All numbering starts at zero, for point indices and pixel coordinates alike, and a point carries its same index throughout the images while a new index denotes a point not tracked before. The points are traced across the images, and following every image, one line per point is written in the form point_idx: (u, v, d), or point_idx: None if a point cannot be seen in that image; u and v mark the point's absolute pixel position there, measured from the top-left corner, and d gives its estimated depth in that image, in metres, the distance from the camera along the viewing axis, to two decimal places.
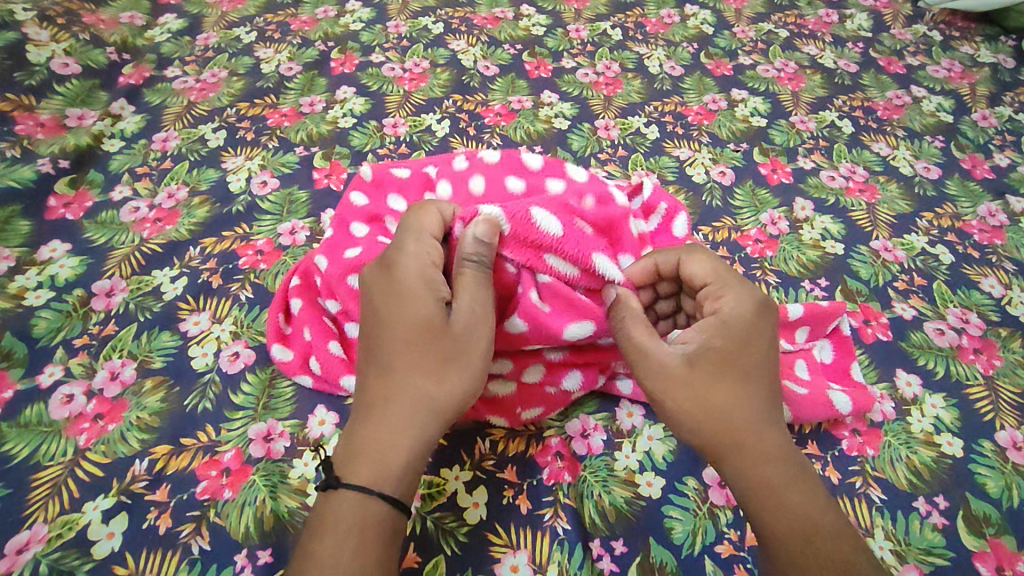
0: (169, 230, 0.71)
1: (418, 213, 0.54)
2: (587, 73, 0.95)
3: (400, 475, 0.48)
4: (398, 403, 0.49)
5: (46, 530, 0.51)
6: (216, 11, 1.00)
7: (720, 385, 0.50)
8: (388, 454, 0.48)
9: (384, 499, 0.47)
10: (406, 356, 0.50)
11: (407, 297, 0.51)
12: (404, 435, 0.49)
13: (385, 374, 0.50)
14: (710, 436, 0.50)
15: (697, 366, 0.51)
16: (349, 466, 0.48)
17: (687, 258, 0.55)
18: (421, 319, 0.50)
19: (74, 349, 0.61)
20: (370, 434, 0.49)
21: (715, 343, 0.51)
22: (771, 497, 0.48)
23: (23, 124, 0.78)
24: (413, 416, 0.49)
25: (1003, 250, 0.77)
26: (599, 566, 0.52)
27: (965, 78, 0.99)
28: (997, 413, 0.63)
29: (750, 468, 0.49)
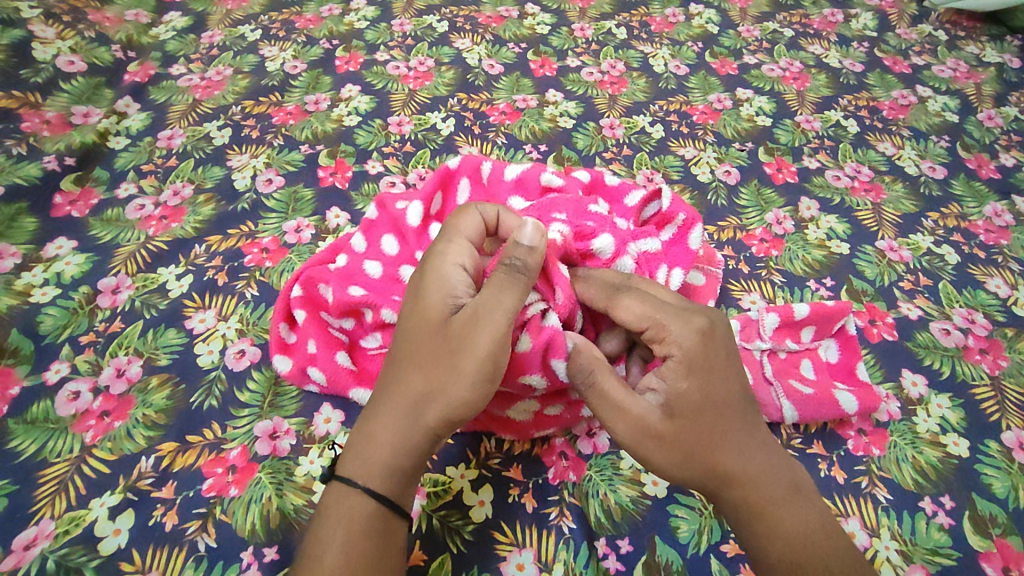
0: (175, 228, 0.72)
1: (461, 215, 0.55)
2: (592, 72, 0.95)
3: (385, 474, 0.48)
4: (396, 401, 0.49)
5: (53, 526, 0.51)
6: (221, 9, 1.00)
7: (694, 430, 0.47)
8: (375, 448, 0.48)
9: (371, 495, 0.47)
10: (410, 354, 0.50)
11: (423, 295, 0.51)
12: (395, 438, 0.48)
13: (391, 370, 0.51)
14: (693, 479, 0.48)
15: (667, 412, 0.48)
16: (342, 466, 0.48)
17: (619, 301, 0.52)
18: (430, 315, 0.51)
19: (80, 346, 0.61)
20: (364, 436, 0.49)
21: (680, 385, 0.48)
22: (759, 524, 0.47)
23: (29, 121, 0.78)
24: (406, 415, 0.49)
25: (1009, 250, 0.77)
26: (604, 565, 0.52)
27: (970, 78, 0.98)
28: (1002, 414, 0.63)
29: (737, 502, 0.48)
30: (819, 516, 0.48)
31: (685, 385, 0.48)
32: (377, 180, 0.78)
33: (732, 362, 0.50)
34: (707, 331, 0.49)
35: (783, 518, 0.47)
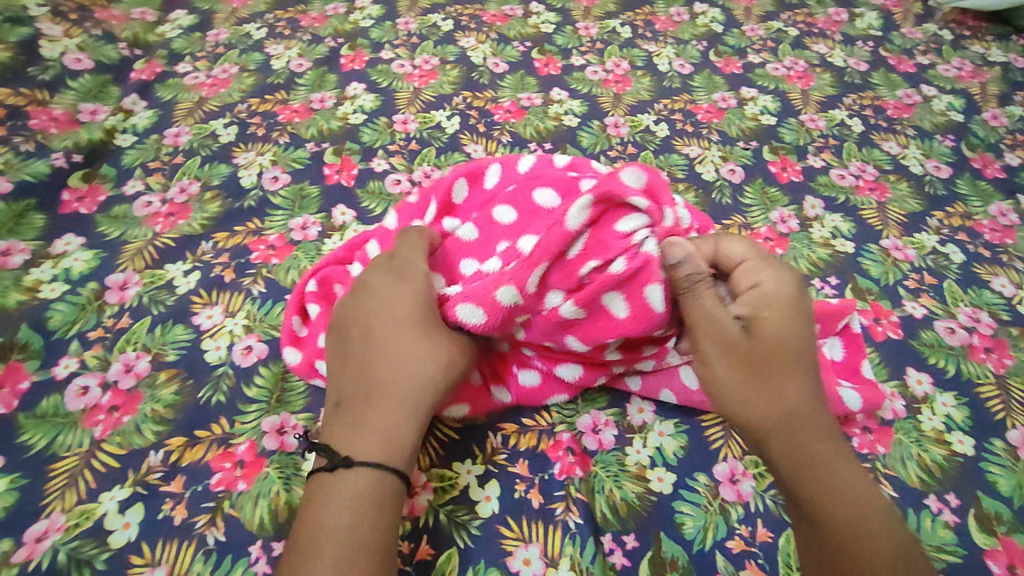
0: (182, 225, 0.72)
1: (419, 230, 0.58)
2: (597, 70, 0.95)
3: (408, 460, 0.50)
4: (395, 389, 0.51)
5: (63, 520, 0.51)
6: (227, 7, 1.00)
7: (773, 360, 0.51)
8: (396, 434, 0.50)
9: (398, 475, 0.48)
10: (408, 347, 0.53)
11: (411, 297, 0.55)
12: (410, 423, 0.50)
13: (395, 359, 0.52)
14: (756, 415, 0.51)
15: (749, 343, 0.52)
16: (359, 446, 0.49)
17: (722, 241, 0.56)
18: (421, 313, 0.54)
19: (89, 341, 0.62)
20: (383, 419, 0.50)
21: (773, 324, 0.52)
22: (821, 472, 0.49)
23: (37, 119, 0.78)
24: (415, 402, 0.51)
25: (1014, 249, 0.77)
26: (611, 561, 0.52)
27: (975, 77, 0.98)
28: (1008, 412, 0.63)
29: (800, 445, 0.50)
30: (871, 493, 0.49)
31: (774, 326, 0.52)
32: (383, 178, 0.79)
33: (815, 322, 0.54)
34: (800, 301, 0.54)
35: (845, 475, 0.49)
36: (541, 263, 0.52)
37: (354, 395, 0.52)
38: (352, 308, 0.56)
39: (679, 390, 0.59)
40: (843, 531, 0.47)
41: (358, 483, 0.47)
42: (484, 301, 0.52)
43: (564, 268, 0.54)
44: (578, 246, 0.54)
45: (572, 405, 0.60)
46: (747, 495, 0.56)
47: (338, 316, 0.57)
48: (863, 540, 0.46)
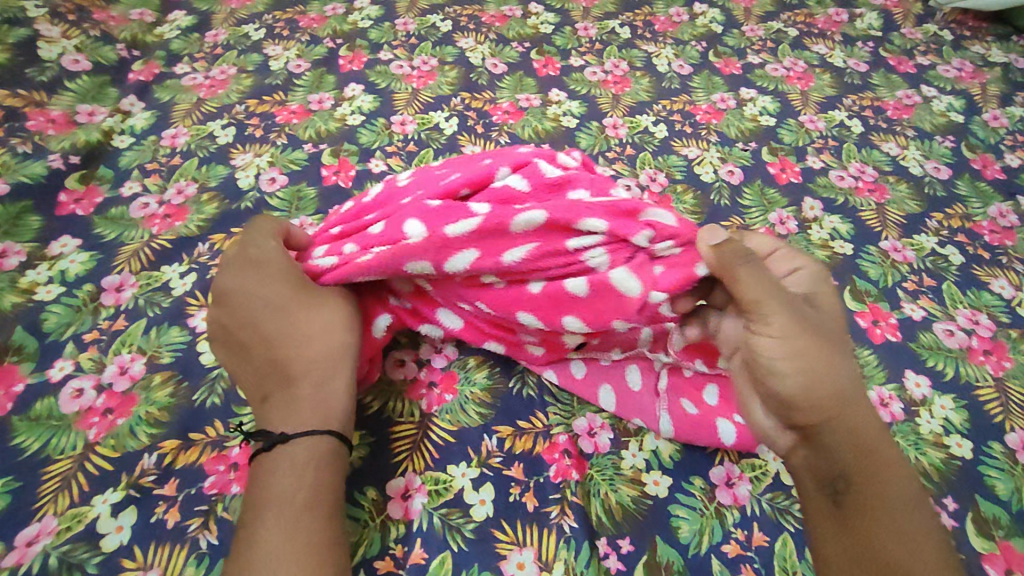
0: (178, 226, 0.72)
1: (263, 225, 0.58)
2: (596, 71, 0.95)
3: (342, 418, 0.51)
4: (314, 365, 0.52)
5: (56, 523, 0.51)
6: (225, 7, 1.00)
7: (827, 341, 0.50)
8: (327, 401, 0.51)
9: (335, 435, 0.50)
10: (298, 321, 0.53)
11: (272, 277, 0.55)
12: (334, 384, 0.52)
13: (289, 339, 0.53)
14: (827, 393, 0.49)
15: (811, 316, 0.51)
16: (295, 422, 0.50)
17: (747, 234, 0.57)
18: (295, 291, 0.54)
19: (84, 343, 0.61)
20: (316, 392, 0.51)
21: (825, 303, 0.54)
22: (870, 456, 0.49)
23: (35, 120, 0.78)
24: (331, 365, 0.53)
25: (1014, 251, 0.76)
26: (605, 565, 0.52)
27: (976, 78, 0.98)
28: (1006, 415, 0.62)
29: (854, 428, 0.49)
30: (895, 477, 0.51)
31: (825, 307, 0.53)
32: (381, 179, 0.79)
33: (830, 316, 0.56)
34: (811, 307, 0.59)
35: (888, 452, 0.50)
36: (466, 246, 0.53)
37: (274, 382, 0.52)
38: (227, 316, 0.54)
39: (621, 390, 0.59)
40: (884, 508, 0.48)
41: (294, 456, 0.49)
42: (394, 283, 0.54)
43: (484, 262, 0.53)
44: (519, 241, 0.53)
45: (569, 407, 0.60)
46: (744, 499, 0.55)
47: (220, 326, 0.55)
48: (909, 516, 0.48)
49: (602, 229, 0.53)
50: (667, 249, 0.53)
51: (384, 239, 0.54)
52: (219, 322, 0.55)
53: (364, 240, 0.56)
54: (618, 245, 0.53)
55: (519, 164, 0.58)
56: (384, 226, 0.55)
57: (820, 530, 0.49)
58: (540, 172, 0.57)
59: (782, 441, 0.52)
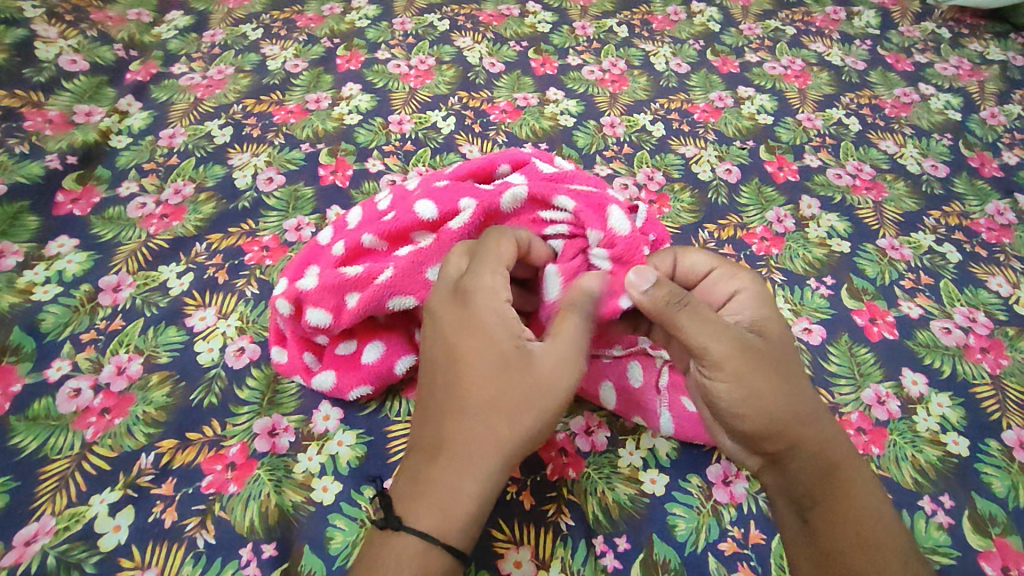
0: (176, 226, 0.72)
1: (498, 239, 0.51)
2: (593, 70, 0.95)
3: (463, 525, 0.45)
4: (467, 455, 0.45)
5: (54, 522, 0.51)
6: (223, 7, 1.00)
7: (779, 373, 0.49)
8: (455, 502, 0.45)
9: (445, 550, 0.44)
10: (482, 397, 0.46)
11: (473, 328, 0.48)
12: (471, 482, 0.45)
13: (455, 409, 0.46)
14: (783, 417, 0.49)
15: (760, 348, 0.49)
16: (415, 505, 0.45)
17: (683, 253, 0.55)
18: (491, 356, 0.47)
19: (82, 343, 0.62)
20: (454, 482, 0.45)
21: (772, 328, 0.52)
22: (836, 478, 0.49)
23: (32, 120, 0.78)
24: (471, 460, 0.45)
25: (1011, 249, 0.76)
26: (602, 563, 0.52)
27: (973, 76, 0.98)
28: (1003, 413, 0.62)
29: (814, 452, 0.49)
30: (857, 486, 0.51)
31: (775, 334, 0.51)
32: (378, 178, 0.79)
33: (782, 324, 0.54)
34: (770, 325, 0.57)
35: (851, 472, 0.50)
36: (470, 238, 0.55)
37: (424, 442, 0.47)
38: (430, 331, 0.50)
39: (624, 387, 0.58)
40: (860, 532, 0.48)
41: (398, 553, 0.44)
42: (418, 288, 0.55)
43: None
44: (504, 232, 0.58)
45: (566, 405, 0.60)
46: (741, 497, 0.55)
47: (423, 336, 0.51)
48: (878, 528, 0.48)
49: (564, 226, 0.57)
50: (600, 257, 0.55)
51: (398, 226, 0.57)
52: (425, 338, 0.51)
53: (381, 229, 0.57)
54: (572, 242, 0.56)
55: (518, 164, 0.62)
56: (396, 213, 0.57)
57: (789, 544, 0.50)
58: (539, 171, 0.61)
59: (749, 463, 0.52)
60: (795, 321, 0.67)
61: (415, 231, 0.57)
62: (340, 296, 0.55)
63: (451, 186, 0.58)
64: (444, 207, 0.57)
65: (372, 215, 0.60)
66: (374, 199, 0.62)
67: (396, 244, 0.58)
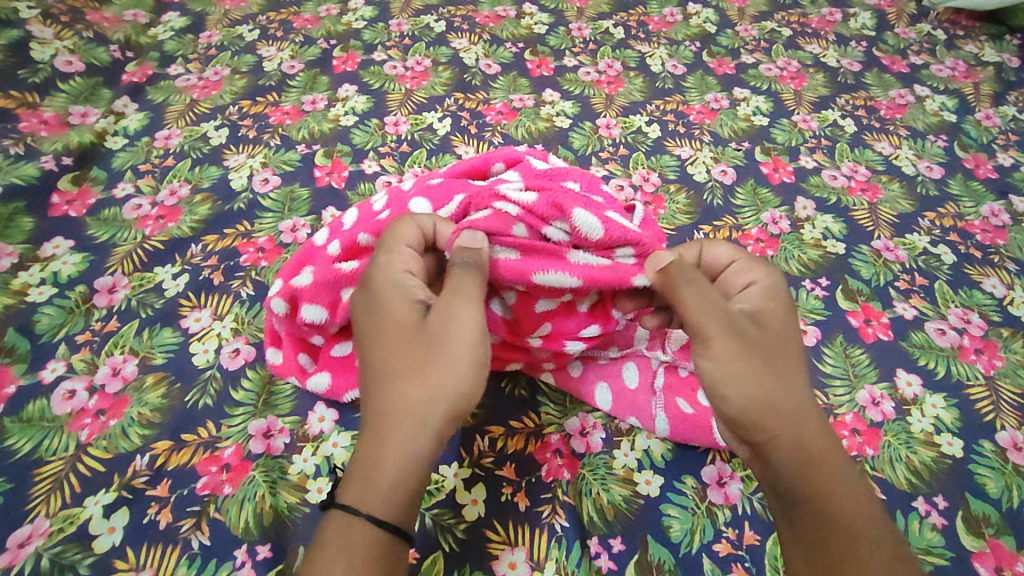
0: (171, 227, 0.72)
1: (400, 223, 0.52)
2: (589, 72, 0.95)
3: (387, 496, 0.43)
4: (382, 423, 0.45)
5: (48, 524, 0.51)
6: (219, 9, 1.00)
7: (772, 365, 0.50)
8: (375, 470, 0.44)
9: (367, 520, 0.42)
10: (389, 364, 0.47)
11: (376, 305, 0.49)
12: (387, 447, 0.44)
13: (370, 382, 0.47)
14: (768, 401, 0.49)
15: (752, 338, 0.50)
16: (343, 483, 0.44)
17: (709, 245, 0.55)
18: (394, 326, 0.48)
19: (77, 345, 0.61)
20: (372, 451, 0.44)
21: (778, 319, 0.52)
22: (827, 469, 0.48)
23: (27, 122, 0.78)
24: (387, 426, 0.45)
25: (1006, 250, 0.77)
26: (596, 564, 0.52)
27: (968, 77, 0.98)
28: (997, 414, 0.63)
29: (801, 440, 0.48)
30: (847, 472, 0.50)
31: (778, 322, 0.52)
32: (373, 180, 0.79)
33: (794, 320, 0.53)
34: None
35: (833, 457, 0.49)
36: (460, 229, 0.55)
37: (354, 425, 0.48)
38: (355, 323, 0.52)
39: (618, 388, 0.58)
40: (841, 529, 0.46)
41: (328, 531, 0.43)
42: None
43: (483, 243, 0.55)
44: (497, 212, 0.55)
45: (561, 406, 0.60)
46: (735, 498, 0.55)
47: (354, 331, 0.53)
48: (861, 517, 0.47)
49: (516, 208, 0.55)
50: (627, 256, 0.54)
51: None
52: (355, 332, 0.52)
53: (374, 229, 0.57)
54: (502, 216, 0.54)
55: (512, 162, 0.62)
56: (390, 213, 0.58)
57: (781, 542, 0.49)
58: (532, 167, 0.60)
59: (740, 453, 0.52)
60: None
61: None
62: (334, 290, 0.55)
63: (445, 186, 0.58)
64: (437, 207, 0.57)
65: (367, 215, 0.61)
66: (371, 200, 0.63)
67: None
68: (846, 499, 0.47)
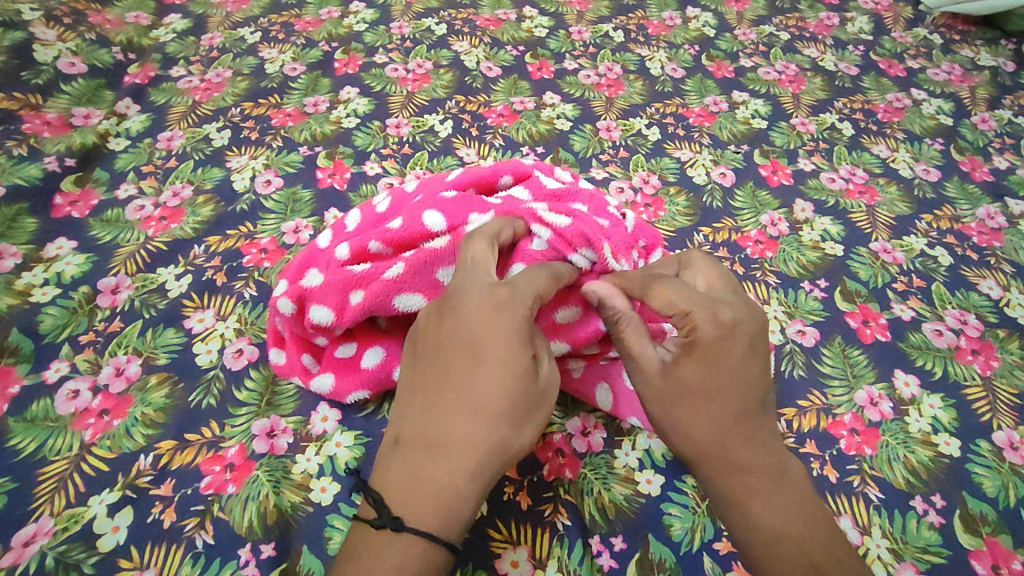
0: (174, 228, 0.72)
1: (534, 269, 0.50)
2: (589, 75, 0.96)
3: (460, 527, 0.44)
4: (467, 456, 0.44)
5: (53, 523, 0.51)
6: (221, 11, 1.01)
7: (688, 408, 0.47)
8: (457, 503, 0.44)
9: (447, 548, 0.43)
10: (493, 400, 0.45)
11: (502, 333, 0.47)
12: (472, 483, 0.44)
13: (466, 411, 0.45)
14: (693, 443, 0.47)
15: (674, 387, 0.47)
16: (414, 504, 0.44)
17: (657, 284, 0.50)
18: (512, 363, 0.46)
19: (80, 345, 0.62)
20: (449, 479, 0.44)
21: (685, 365, 0.48)
22: (744, 503, 0.46)
23: (30, 123, 0.78)
24: (478, 465, 0.44)
25: (1002, 252, 0.77)
26: (598, 562, 0.52)
27: (964, 81, 0.99)
28: (994, 414, 0.63)
29: (729, 476, 0.47)
30: (806, 510, 0.47)
31: (689, 363, 0.47)
32: (376, 181, 0.79)
33: (745, 359, 0.48)
34: (758, 325, 0.49)
35: (761, 504, 0.46)
36: None
37: (418, 438, 0.46)
38: (444, 331, 0.48)
39: (619, 389, 0.58)
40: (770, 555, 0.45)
41: (403, 550, 0.43)
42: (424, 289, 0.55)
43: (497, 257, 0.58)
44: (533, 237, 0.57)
45: (562, 407, 0.60)
46: None
47: (433, 333, 0.49)
48: (789, 561, 0.45)
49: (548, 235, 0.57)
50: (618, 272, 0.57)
51: (406, 234, 0.57)
52: (433, 335, 0.49)
53: (387, 237, 0.57)
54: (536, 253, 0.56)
55: (521, 176, 0.64)
56: (402, 221, 0.58)
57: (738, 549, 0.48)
58: (543, 184, 0.63)
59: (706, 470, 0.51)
60: (788, 323, 0.68)
61: (421, 240, 0.57)
62: (345, 295, 0.54)
63: (458, 197, 0.59)
64: (453, 219, 0.57)
65: (375, 220, 0.61)
66: (375, 204, 0.63)
67: (401, 251, 0.58)
68: (778, 543, 0.45)
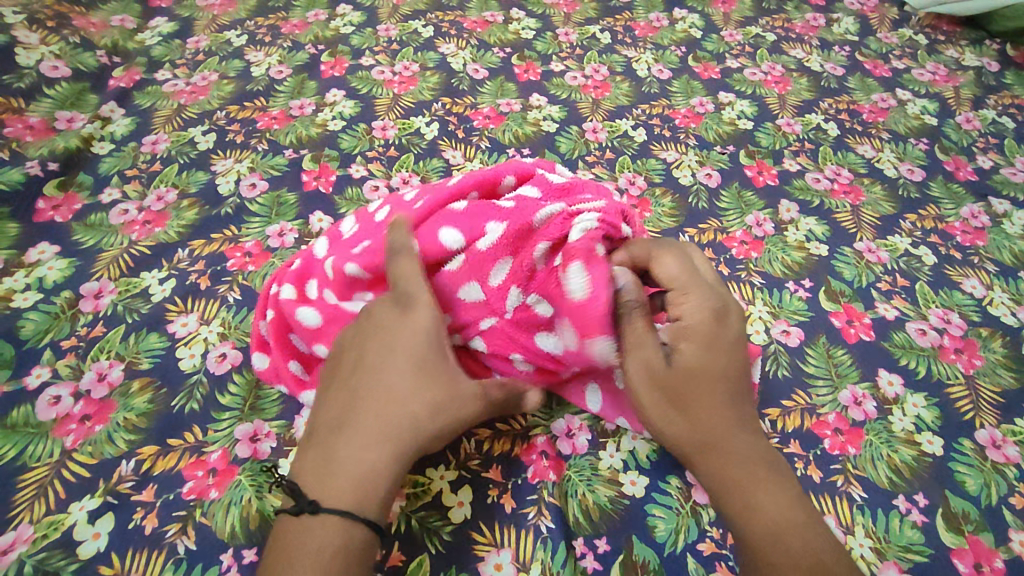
0: (158, 232, 0.72)
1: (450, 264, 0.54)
2: (576, 76, 0.96)
3: (376, 505, 0.47)
4: (378, 437, 0.48)
5: (32, 530, 0.51)
6: (207, 14, 1.00)
7: (693, 389, 0.50)
8: (366, 480, 0.47)
9: (365, 525, 0.46)
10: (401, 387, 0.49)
11: (411, 326, 0.51)
12: (385, 463, 0.48)
13: (381, 399, 0.50)
14: (695, 430, 0.50)
15: (678, 374, 0.51)
16: (323, 485, 0.47)
17: (657, 262, 0.54)
18: (420, 356, 0.50)
19: (62, 350, 0.61)
20: (357, 458, 0.48)
21: (687, 352, 0.51)
22: (740, 489, 0.49)
23: (12, 127, 0.78)
24: (392, 446, 0.48)
25: (985, 251, 0.78)
26: (582, 564, 0.52)
27: (949, 81, 1.00)
28: (977, 413, 0.64)
29: (727, 464, 0.50)
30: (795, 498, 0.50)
31: (688, 350, 0.51)
32: (361, 184, 0.79)
33: (737, 347, 0.53)
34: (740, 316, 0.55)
35: (760, 492, 0.49)
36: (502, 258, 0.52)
37: (332, 424, 0.50)
38: (359, 330, 0.53)
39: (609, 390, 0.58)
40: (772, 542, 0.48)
41: (319, 537, 0.45)
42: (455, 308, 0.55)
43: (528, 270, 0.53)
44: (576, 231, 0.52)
45: (547, 410, 0.60)
46: None
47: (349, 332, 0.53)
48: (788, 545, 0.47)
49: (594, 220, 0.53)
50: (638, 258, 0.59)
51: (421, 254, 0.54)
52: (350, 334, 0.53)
53: None
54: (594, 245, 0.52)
55: (523, 175, 0.60)
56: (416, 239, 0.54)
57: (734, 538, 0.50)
58: (549, 181, 0.59)
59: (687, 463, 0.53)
60: (773, 323, 0.68)
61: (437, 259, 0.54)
62: None
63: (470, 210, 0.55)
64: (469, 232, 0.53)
65: (372, 228, 0.60)
66: (373, 215, 0.62)
67: None
68: (775, 528, 0.48)
